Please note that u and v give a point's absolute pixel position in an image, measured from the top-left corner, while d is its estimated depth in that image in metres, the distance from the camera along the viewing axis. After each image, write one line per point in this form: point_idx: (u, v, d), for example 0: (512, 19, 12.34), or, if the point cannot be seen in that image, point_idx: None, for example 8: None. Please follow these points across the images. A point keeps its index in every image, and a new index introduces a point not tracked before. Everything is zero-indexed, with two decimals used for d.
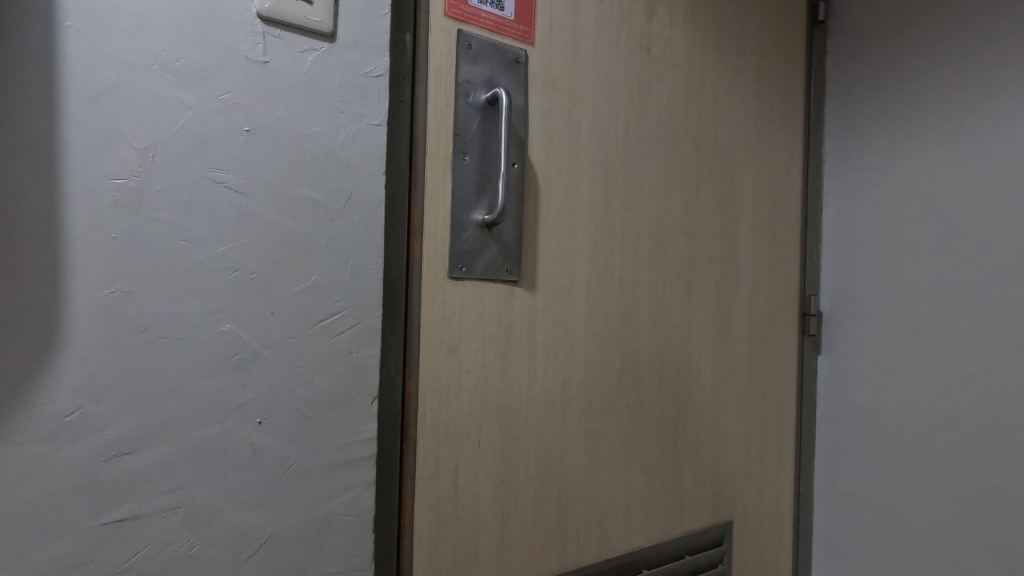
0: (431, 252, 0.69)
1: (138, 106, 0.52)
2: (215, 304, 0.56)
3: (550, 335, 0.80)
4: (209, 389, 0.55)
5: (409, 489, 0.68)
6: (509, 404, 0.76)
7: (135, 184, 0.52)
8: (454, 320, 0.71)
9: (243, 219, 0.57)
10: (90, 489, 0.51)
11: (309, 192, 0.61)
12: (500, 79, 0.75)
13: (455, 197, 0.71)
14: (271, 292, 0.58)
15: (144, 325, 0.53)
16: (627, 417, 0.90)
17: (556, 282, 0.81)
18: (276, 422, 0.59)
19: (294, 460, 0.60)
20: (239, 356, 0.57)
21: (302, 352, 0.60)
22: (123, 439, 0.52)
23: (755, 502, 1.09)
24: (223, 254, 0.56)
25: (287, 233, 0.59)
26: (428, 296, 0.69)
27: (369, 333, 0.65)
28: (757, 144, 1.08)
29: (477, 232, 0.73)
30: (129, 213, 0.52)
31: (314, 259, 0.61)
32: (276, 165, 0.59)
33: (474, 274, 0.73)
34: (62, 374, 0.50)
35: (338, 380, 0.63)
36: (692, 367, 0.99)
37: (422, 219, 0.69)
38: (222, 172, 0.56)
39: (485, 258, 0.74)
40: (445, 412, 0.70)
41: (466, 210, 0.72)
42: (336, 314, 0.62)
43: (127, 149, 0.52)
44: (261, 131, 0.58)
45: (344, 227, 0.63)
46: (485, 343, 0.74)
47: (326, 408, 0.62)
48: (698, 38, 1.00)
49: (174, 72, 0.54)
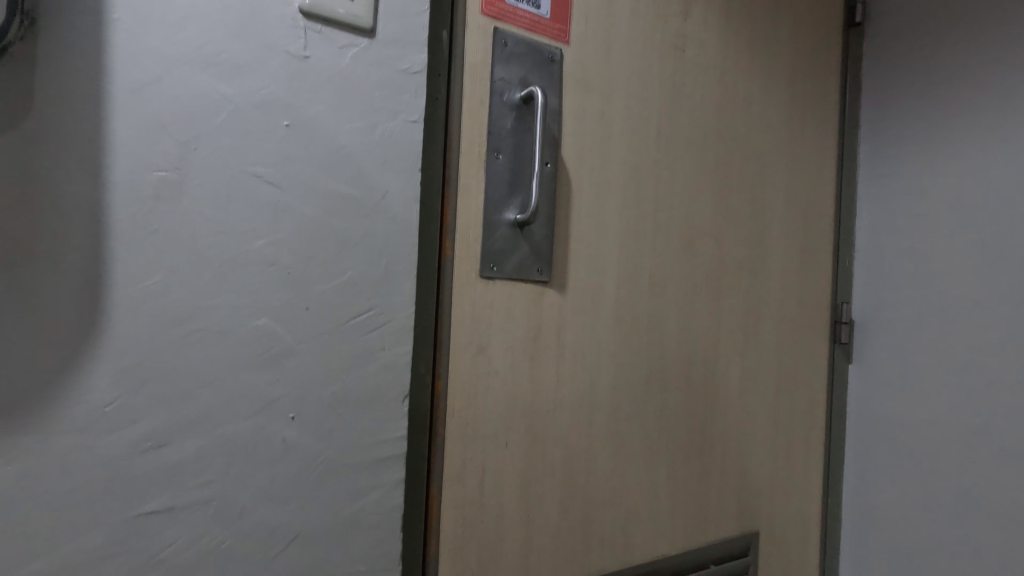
0: (463, 250, 0.69)
1: (181, 99, 0.52)
2: (251, 298, 0.56)
3: (579, 336, 0.79)
4: (242, 384, 0.55)
5: (436, 489, 0.67)
6: (535, 405, 0.75)
7: (175, 177, 0.52)
8: (484, 319, 0.71)
9: (281, 213, 0.57)
10: (124, 480, 0.51)
11: (344, 188, 0.60)
12: (534, 77, 0.75)
13: (488, 195, 0.71)
14: (305, 289, 0.58)
15: (182, 317, 0.53)
16: (655, 422, 0.88)
17: (586, 284, 0.80)
18: (307, 418, 0.58)
19: (325, 457, 0.59)
20: (272, 351, 0.57)
21: (334, 348, 0.60)
22: (159, 431, 0.52)
23: (781, 513, 1.06)
24: (260, 248, 0.56)
25: (322, 229, 0.59)
26: (459, 294, 0.68)
27: (401, 330, 0.64)
28: (789, 148, 1.06)
29: (509, 231, 0.72)
30: (169, 205, 0.52)
31: (349, 255, 0.61)
32: (312, 160, 0.59)
33: (504, 273, 0.72)
34: (101, 365, 0.50)
35: (369, 377, 0.62)
36: (720, 373, 0.97)
37: (456, 216, 0.68)
38: (260, 166, 0.56)
39: (516, 257, 0.73)
40: (474, 413, 0.70)
41: (498, 209, 0.71)
42: (368, 311, 0.62)
43: (169, 142, 0.52)
44: (300, 126, 0.58)
45: (378, 224, 0.62)
46: (514, 344, 0.73)
47: (357, 405, 0.61)
48: (733, 38, 0.98)
49: (217, 66, 0.54)
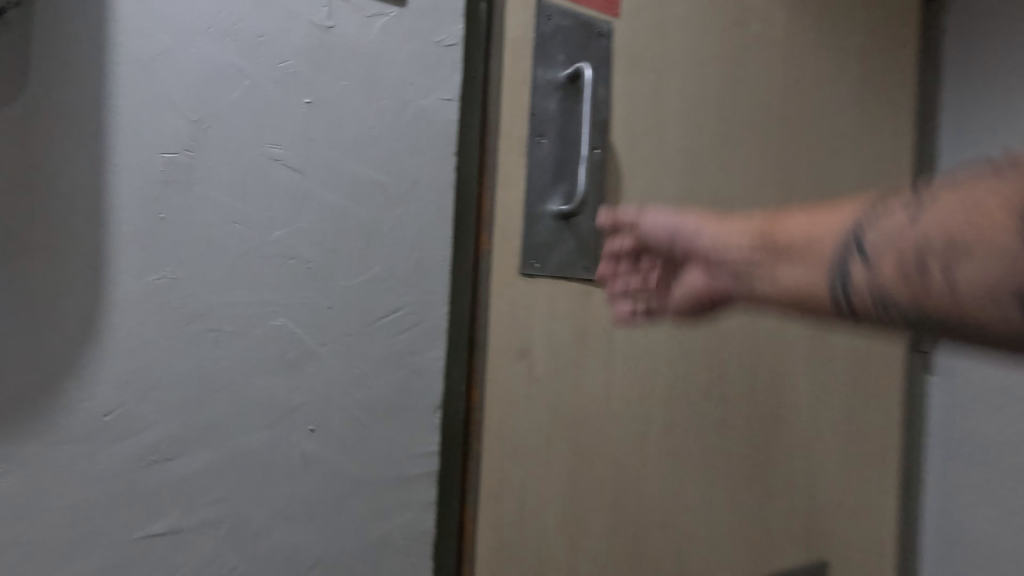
0: (503, 244, 0.62)
1: (193, 73, 0.47)
2: (268, 295, 0.50)
3: (631, 341, 0.71)
4: (257, 391, 0.50)
5: (471, 508, 0.61)
6: (581, 417, 0.68)
7: (186, 159, 0.47)
8: (526, 321, 0.63)
9: (303, 201, 0.51)
10: (129, 497, 0.45)
11: (371, 173, 0.54)
12: (582, 52, 0.67)
13: (530, 183, 0.63)
14: (328, 285, 0.52)
15: (192, 316, 0.47)
16: (714, 436, 0.79)
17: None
18: (329, 430, 0.52)
19: (349, 473, 0.53)
20: (292, 354, 0.51)
21: (360, 352, 0.54)
22: (165, 442, 0.47)
23: (854, 542, 0.95)
24: (277, 239, 0.50)
25: (348, 219, 0.53)
26: (498, 293, 0.61)
27: (434, 333, 0.57)
28: (862, 134, 0.95)
29: (553, 223, 0.65)
30: (180, 191, 0.47)
31: (376, 248, 0.54)
32: (337, 142, 0.53)
33: (548, 271, 0.64)
34: (103, 368, 0.45)
35: (399, 385, 0.55)
36: (785, 383, 0.87)
37: (495, 207, 0.62)
38: (279, 148, 0.50)
39: (560, 253, 0.65)
40: (514, 425, 0.63)
41: (541, 198, 0.64)
42: (398, 311, 0.55)
43: (180, 121, 0.47)
44: (323, 104, 0.52)
45: (409, 213, 0.56)
46: (558, 349, 0.65)
47: (385, 415, 0.55)
48: (800, 12, 0.88)
49: (233, 37, 0.49)
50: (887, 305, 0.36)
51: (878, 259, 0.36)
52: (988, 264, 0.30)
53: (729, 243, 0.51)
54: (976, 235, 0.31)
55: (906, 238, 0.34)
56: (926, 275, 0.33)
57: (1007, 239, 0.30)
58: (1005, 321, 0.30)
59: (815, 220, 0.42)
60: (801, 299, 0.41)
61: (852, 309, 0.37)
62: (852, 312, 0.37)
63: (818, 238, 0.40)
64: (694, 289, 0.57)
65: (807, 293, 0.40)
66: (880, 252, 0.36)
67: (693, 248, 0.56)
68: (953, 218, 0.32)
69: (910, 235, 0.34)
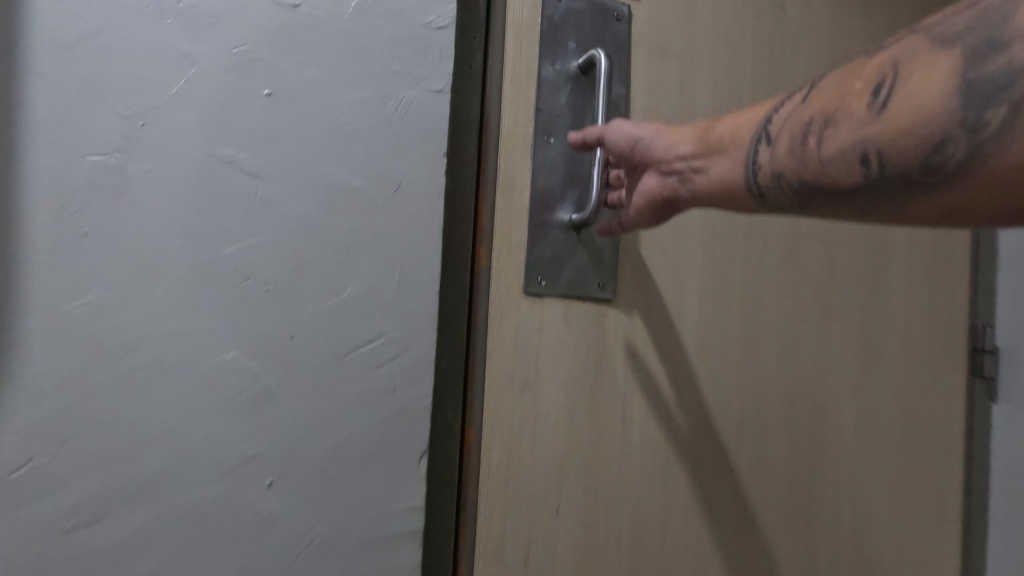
0: (503, 260, 0.53)
1: (126, 58, 0.40)
2: (218, 324, 0.42)
3: (656, 372, 0.61)
4: (204, 439, 0.41)
5: (466, 567, 0.51)
6: (597, 459, 0.57)
7: (116, 161, 0.39)
8: (532, 347, 0.54)
9: (262, 211, 0.43)
10: (41, 570, 0.38)
11: (347, 177, 0.45)
12: (597, 39, 0.58)
13: (536, 189, 0.54)
14: (292, 310, 0.44)
15: (124, 350, 0.40)
16: (759, 482, 0.67)
17: (665, 302, 0.62)
18: (290, 484, 0.44)
19: (315, 536, 0.44)
20: (247, 394, 0.43)
21: (330, 390, 0.45)
22: (88, 504, 0.39)
23: None
24: (230, 256, 0.42)
25: (315, 231, 0.44)
26: (496, 317, 0.53)
27: (421, 366, 0.48)
28: None
29: (563, 235, 0.56)
30: (109, 200, 0.39)
31: (350, 266, 0.45)
32: (303, 140, 0.44)
33: (555, 290, 0.55)
34: (10, 416, 0.37)
35: (377, 429, 0.47)
36: (848, 420, 0.73)
37: (495, 216, 0.53)
38: (233, 147, 0.42)
39: (571, 269, 0.56)
40: (516, 472, 0.53)
41: (548, 205, 0.55)
42: (376, 340, 0.46)
43: (108, 115, 0.39)
44: (286, 96, 0.44)
45: (391, 225, 0.47)
46: (567, 382, 0.56)
47: (359, 464, 0.46)
48: None
49: (176, 16, 0.41)
50: (776, 181, 0.39)
51: (785, 139, 0.38)
52: (875, 125, 0.32)
53: (669, 144, 0.46)
54: (901, 83, 0.31)
55: (807, 115, 0.37)
56: (830, 137, 0.35)
57: (929, 84, 0.30)
58: (891, 171, 0.32)
59: (744, 118, 0.43)
60: (729, 197, 0.43)
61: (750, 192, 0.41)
62: (771, 200, 0.40)
63: (740, 132, 0.42)
64: (646, 191, 0.48)
65: (726, 183, 0.42)
66: (788, 133, 0.38)
67: (650, 156, 0.48)
68: (881, 70, 0.33)
69: (815, 112, 0.36)
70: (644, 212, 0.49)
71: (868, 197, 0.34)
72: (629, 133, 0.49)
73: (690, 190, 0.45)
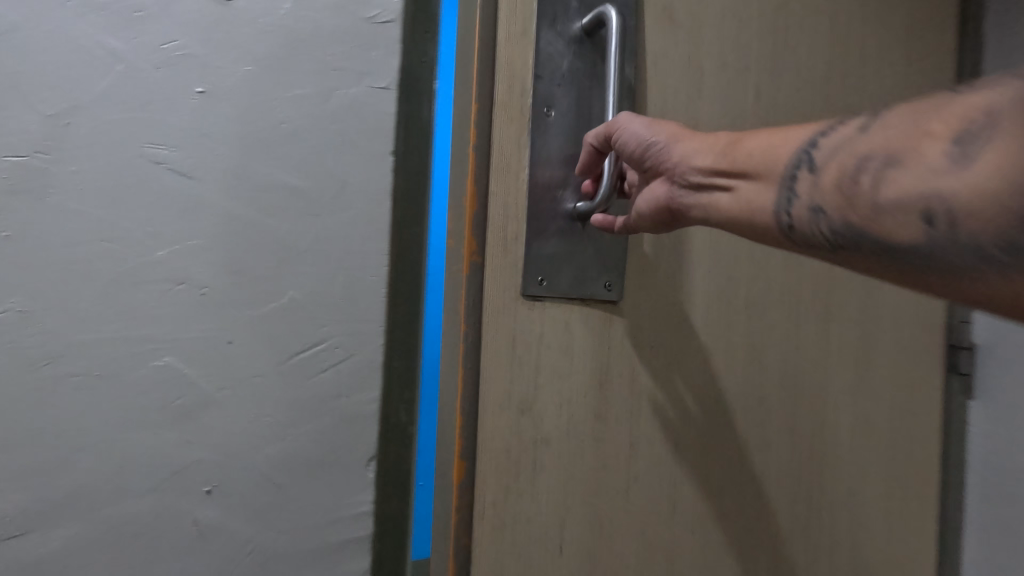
0: (493, 260, 0.40)
1: (49, 58, 0.39)
2: (151, 329, 0.41)
3: (692, 402, 0.47)
4: (135, 449, 0.40)
5: None
6: (602, 489, 0.43)
7: (38, 162, 0.39)
8: (529, 355, 0.41)
9: (196, 212, 0.42)
10: None
11: (287, 177, 0.44)
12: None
13: (536, 174, 0.41)
14: (230, 314, 0.42)
15: (48, 357, 0.39)
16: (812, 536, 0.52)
17: (709, 318, 0.48)
18: (229, 493, 0.43)
19: (254, 547, 0.43)
20: (183, 401, 0.41)
21: (270, 397, 0.43)
22: (15, 514, 0.38)
23: None
24: (162, 260, 0.41)
25: (252, 232, 0.43)
26: (485, 336, 0.40)
27: (366, 370, 0.46)
28: None
29: (565, 224, 0.43)
30: (31, 201, 0.38)
31: (292, 268, 0.44)
32: (238, 138, 0.43)
33: (557, 293, 0.42)
34: None
35: (321, 437, 0.45)
36: (852, 441, 0.54)
37: (485, 206, 0.40)
38: (164, 147, 0.41)
39: (575, 264, 0.43)
40: (516, 539, 0.40)
41: (552, 193, 0.42)
42: (317, 345, 0.44)
43: (30, 115, 0.39)
44: (220, 93, 0.42)
45: (335, 224, 0.45)
46: (579, 419, 0.42)
47: (304, 475, 0.44)
48: None
49: (101, 11, 0.40)
50: (817, 217, 0.30)
51: (834, 172, 0.29)
52: (949, 175, 0.25)
53: (685, 153, 0.35)
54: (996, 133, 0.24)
55: (863, 147, 0.28)
56: (892, 179, 0.27)
57: None
58: (963, 234, 0.24)
59: (783, 136, 0.33)
60: (750, 225, 0.33)
61: (781, 226, 0.31)
62: (796, 241, 0.31)
63: (773, 151, 0.33)
64: (652, 202, 0.37)
65: (752, 206, 0.33)
66: (837, 166, 0.29)
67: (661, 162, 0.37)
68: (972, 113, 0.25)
69: (877, 145, 0.28)
70: (649, 227, 0.38)
71: (921, 264, 0.26)
72: (641, 133, 0.37)
73: (705, 211, 0.35)
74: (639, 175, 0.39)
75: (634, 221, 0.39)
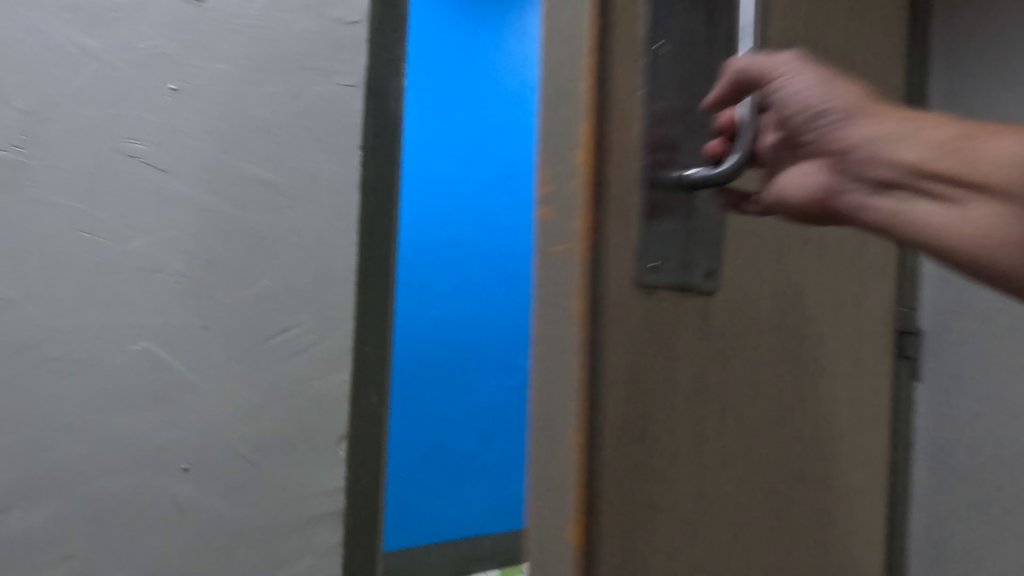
0: (612, 217, 0.24)
1: (25, 56, 0.41)
2: (128, 315, 0.43)
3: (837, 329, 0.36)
4: (114, 429, 0.42)
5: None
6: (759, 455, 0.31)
7: (16, 157, 0.40)
8: (642, 299, 0.25)
9: (171, 204, 0.44)
10: None
11: (259, 170, 0.46)
12: None
13: (648, 95, 0.25)
14: (206, 301, 0.45)
15: (28, 342, 0.41)
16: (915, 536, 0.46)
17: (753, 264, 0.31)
18: (206, 471, 0.45)
19: (231, 522, 0.46)
20: (161, 384, 0.44)
21: (244, 380, 0.46)
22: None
23: None
24: (139, 249, 0.43)
25: (226, 222, 0.45)
26: (606, 331, 0.24)
27: (336, 353, 0.48)
28: None
29: (679, 176, 0.26)
30: (9, 193, 0.40)
31: (265, 257, 0.46)
32: (211, 132, 0.45)
33: (667, 281, 0.26)
34: None
35: (294, 417, 0.47)
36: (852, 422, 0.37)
37: (604, 156, 0.24)
38: (139, 142, 0.43)
39: (692, 229, 0.27)
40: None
41: (660, 132, 0.26)
42: (290, 330, 0.47)
43: (7, 112, 0.40)
44: (193, 90, 0.44)
45: (305, 215, 0.47)
46: (715, 385, 0.29)
47: (277, 454, 0.47)
48: None
49: (76, 10, 0.42)
50: None
51: None
52: None
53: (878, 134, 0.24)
54: None
55: None
56: None
57: None
58: None
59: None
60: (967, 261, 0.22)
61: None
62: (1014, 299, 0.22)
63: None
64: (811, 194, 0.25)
65: (957, 234, 0.23)
66: None
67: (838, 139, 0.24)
68: None
69: None
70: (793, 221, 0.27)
71: None
72: (810, 97, 0.24)
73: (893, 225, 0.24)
74: (795, 146, 0.26)
75: (783, 200, 0.26)
